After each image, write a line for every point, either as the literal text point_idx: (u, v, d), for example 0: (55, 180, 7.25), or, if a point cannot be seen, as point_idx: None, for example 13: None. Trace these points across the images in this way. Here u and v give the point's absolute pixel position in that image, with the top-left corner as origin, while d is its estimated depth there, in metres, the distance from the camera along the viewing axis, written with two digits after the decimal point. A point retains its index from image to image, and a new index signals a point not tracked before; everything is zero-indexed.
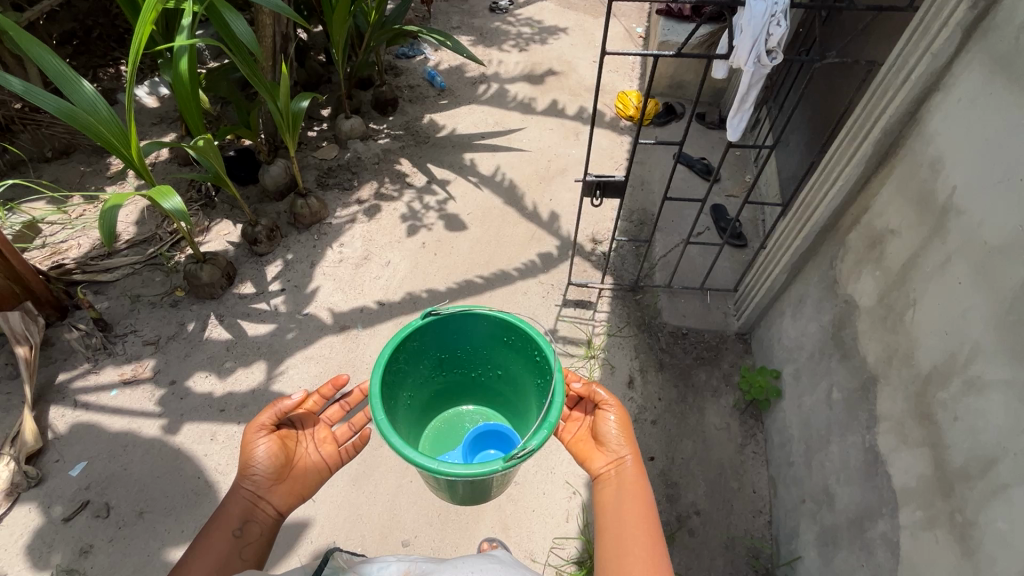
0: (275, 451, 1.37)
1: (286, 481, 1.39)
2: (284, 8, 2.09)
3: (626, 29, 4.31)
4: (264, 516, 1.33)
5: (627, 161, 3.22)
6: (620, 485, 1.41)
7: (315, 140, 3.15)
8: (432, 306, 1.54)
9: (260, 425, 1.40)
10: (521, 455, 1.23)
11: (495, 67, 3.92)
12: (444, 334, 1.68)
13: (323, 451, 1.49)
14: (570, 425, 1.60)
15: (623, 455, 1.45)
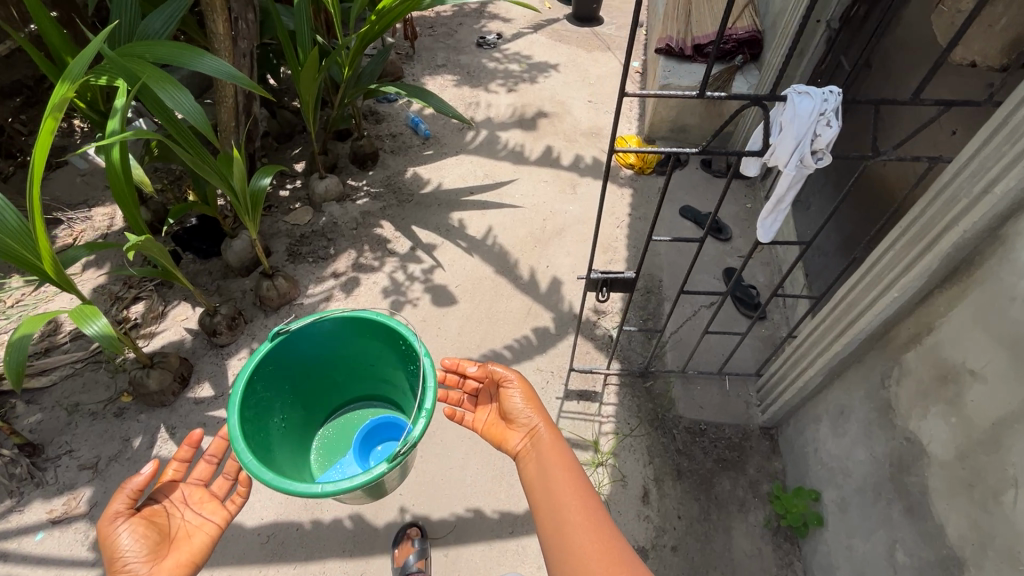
0: (141, 533, 1.17)
1: (169, 553, 1.19)
2: (238, 79, 1.81)
3: (621, 65, 4.08)
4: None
5: (629, 217, 2.96)
6: (539, 455, 1.44)
7: (288, 202, 2.88)
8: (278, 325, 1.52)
9: (115, 513, 1.18)
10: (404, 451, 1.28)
11: (483, 110, 3.67)
12: (301, 346, 1.67)
13: (204, 513, 1.30)
14: (480, 414, 1.61)
15: (534, 425, 1.48)
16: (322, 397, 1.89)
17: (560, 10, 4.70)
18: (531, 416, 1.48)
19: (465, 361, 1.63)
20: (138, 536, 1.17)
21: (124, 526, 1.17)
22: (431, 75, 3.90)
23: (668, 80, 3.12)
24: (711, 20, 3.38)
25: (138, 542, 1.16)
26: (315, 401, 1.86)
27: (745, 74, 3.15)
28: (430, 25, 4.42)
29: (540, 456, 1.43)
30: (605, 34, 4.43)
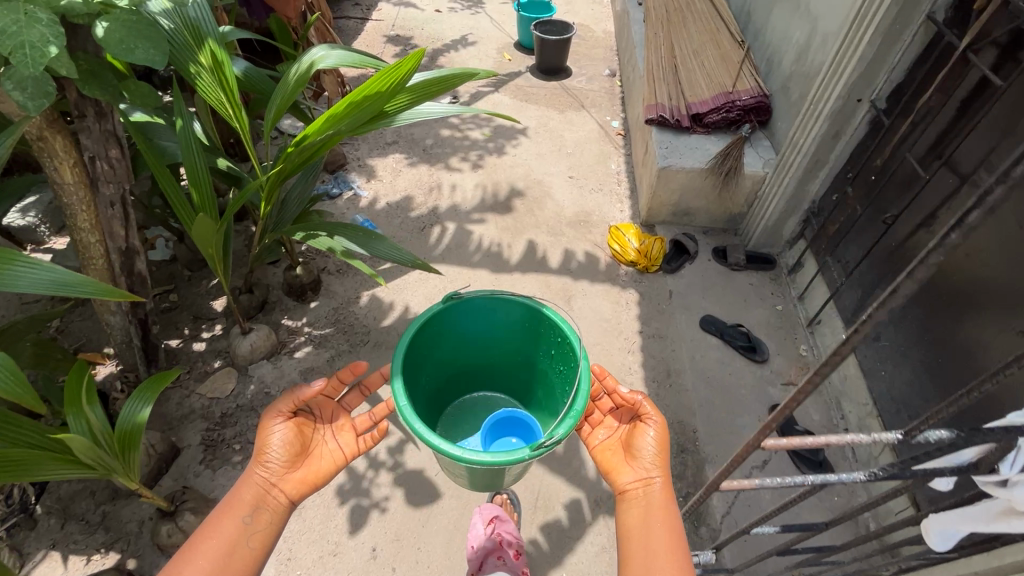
0: (290, 438, 1.30)
1: (299, 469, 1.31)
2: (76, 288, 1.18)
3: (600, 126, 3.56)
4: (276, 506, 1.26)
5: (641, 337, 2.40)
6: (647, 508, 1.31)
7: (204, 362, 2.20)
8: (454, 289, 1.43)
9: (278, 412, 1.32)
10: (549, 445, 1.17)
11: (446, 194, 3.03)
12: (466, 317, 1.56)
13: (340, 440, 1.40)
14: (598, 431, 1.48)
15: (652, 475, 1.35)
16: (470, 377, 1.78)
17: (521, 62, 4.19)
18: (656, 465, 1.34)
19: (615, 380, 1.48)
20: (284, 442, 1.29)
21: (280, 427, 1.30)
22: (380, 155, 3.28)
23: (669, 161, 2.61)
24: (704, 81, 2.91)
25: (283, 448, 1.29)
26: (461, 375, 1.74)
27: (755, 146, 2.66)
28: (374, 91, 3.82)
29: (647, 509, 1.30)
30: (575, 88, 3.92)
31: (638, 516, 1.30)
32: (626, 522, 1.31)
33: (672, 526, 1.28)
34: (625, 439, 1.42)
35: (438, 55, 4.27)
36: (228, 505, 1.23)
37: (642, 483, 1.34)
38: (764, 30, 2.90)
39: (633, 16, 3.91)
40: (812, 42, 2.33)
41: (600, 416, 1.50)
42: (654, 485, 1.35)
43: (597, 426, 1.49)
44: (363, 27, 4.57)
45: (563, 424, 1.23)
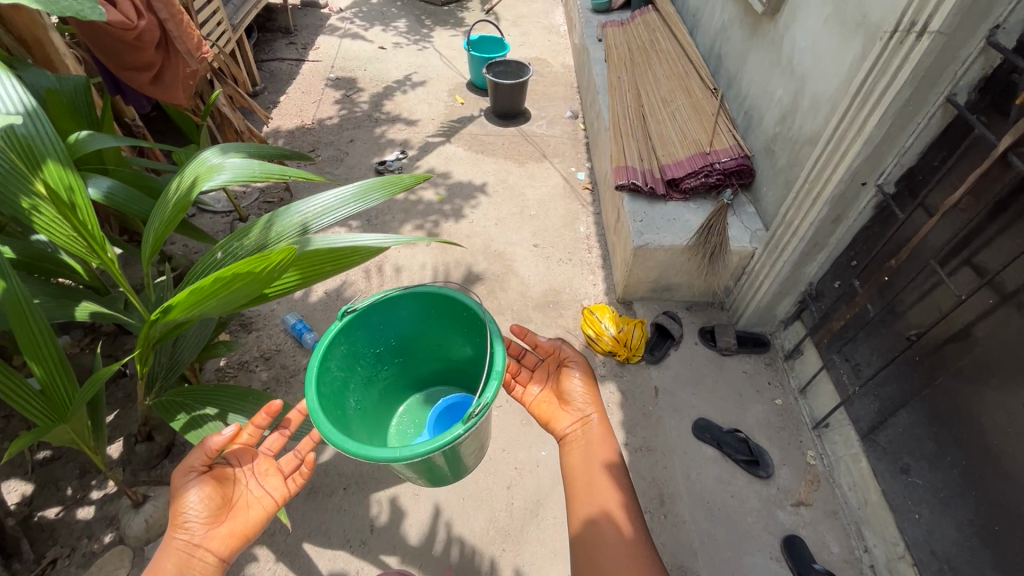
0: (209, 495, 1.27)
1: (225, 522, 1.30)
2: None
3: (565, 180, 3.23)
4: (204, 564, 1.25)
5: (628, 451, 2.06)
6: (587, 442, 1.65)
7: (91, 537, 1.75)
8: (347, 302, 1.60)
9: (191, 467, 1.29)
10: (478, 412, 1.35)
11: (392, 276, 2.64)
12: (372, 330, 1.74)
13: (267, 485, 1.40)
14: (533, 389, 1.78)
15: (587, 414, 1.68)
16: (390, 384, 1.97)
17: (475, 105, 3.83)
18: (586, 405, 1.67)
19: (533, 335, 1.78)
20: (205, 498, 1.27)
21: (195, 482, 1.27)
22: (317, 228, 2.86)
23: (645, 238, 2.28)
24: (678, 138, 2.62)
25: (204, 503, 1.27)
26: (382, 386, 1.92)
27: (739, 214, 2.37)
28: (311, 148, 3.40)
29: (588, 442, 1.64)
30: (535, 135, 3.59)
31: (581, 451, 1.64)
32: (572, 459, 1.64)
33: (609, 448, 1.63)
34: (557, 390, 1.73)
35: (383, 99, 3.86)
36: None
37: (580, 423, 1.68)
38: (738, 79, 2.63)
39: (593, 55, 3.61)
40: (801, 104, 2.04)
41: (528, 375, 1.79)
42: (591, 420, 1.67)
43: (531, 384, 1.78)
44: (299, 69, 4.12)
45: (489, 387, 1.42)
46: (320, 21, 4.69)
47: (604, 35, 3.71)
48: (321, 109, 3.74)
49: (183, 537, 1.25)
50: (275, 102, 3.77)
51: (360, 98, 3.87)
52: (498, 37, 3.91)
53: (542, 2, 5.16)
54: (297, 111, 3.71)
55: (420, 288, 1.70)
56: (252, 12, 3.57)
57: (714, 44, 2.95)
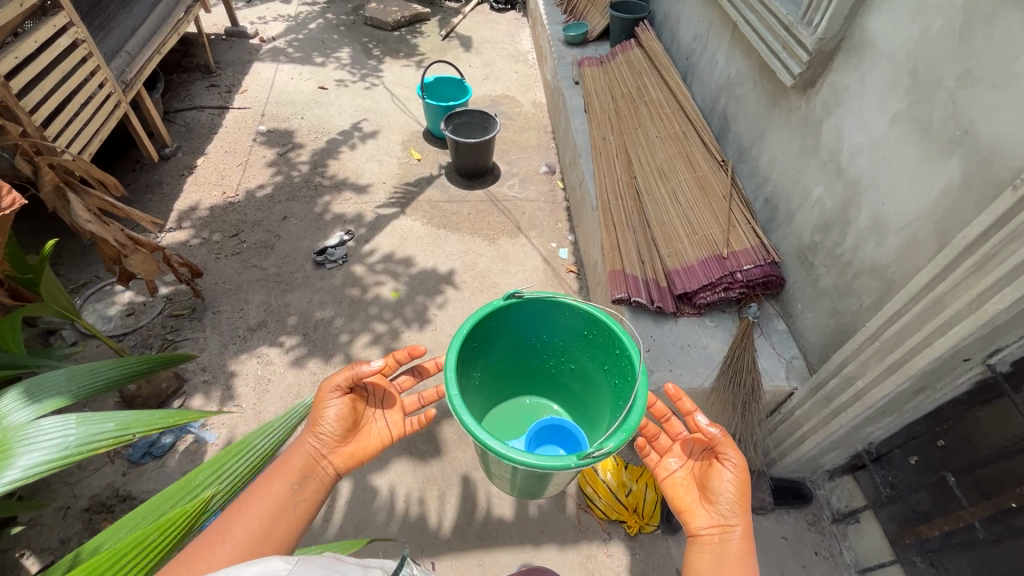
0: (343, 415, 1.33)
1: (348, 445, 1.36)
2: None
3: (545, 260, 2.71)
4: (322, 477, 1.32)
5: None
6: (721, 560, 1.19)
7: None
8: (517, 288, 1.52)
9: (335, 385, 1.33)
10: (597, 455, 1.20)
11: None
12: (529, 319, 1.67)
13: (389, 420, 1.44)
14: (671, 462, 1.35)
15: (731, 523, 1.21)
16: (521, 375, 1.94)
17: (434, 161, 3.25)
18: (734, 511, 1.21)
19: (692, 405, 1.33)
20: (341, 418, 1.33)
21: (336, 401, 1.32)
22: (241, 352, 2.27)
23: (657, 379, 1.81)
24: (685, 229, 2.13)
25: (337, 421, 1.33)
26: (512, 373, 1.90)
27: (768, 335, 1.90)
28: (234, 231, 2.77)
29: (722, 559, 1.18)
30: (507, 199, 3.06)
31: (710, 567, 1.18)
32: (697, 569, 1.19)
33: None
34: (700, 477, 1.29)
35: (325, 157, 3.26)
36: (279, 467, 1.28)
37: (718, 530, 1.21)
38: (753, 153, 2.15)
39: (569, 101, 3.09)
40: (855, 217, 1.57)
41: (668, 444, 1.35)
42: (732, 533, 1.21)
43: (667, 455, 1.35)
44: (222, 119, 3.47)
45: (617, 436, 1.26)
46: (248, 54, 4.01)
47: (581, 76, 3.18)
48: (249, 174, 3.11)
49: (310, 448, 1.32)
50: (191, 165, 3.12)
51: (298, 157, 3.26)
52: (458, 78, 3.34)
53: (506, 24, 4.59)
54: (219, 177, 3.07)
55: (585, 305, 1.54)
56: (150, 63, 2.94)
57: (717, 100, 2.46)
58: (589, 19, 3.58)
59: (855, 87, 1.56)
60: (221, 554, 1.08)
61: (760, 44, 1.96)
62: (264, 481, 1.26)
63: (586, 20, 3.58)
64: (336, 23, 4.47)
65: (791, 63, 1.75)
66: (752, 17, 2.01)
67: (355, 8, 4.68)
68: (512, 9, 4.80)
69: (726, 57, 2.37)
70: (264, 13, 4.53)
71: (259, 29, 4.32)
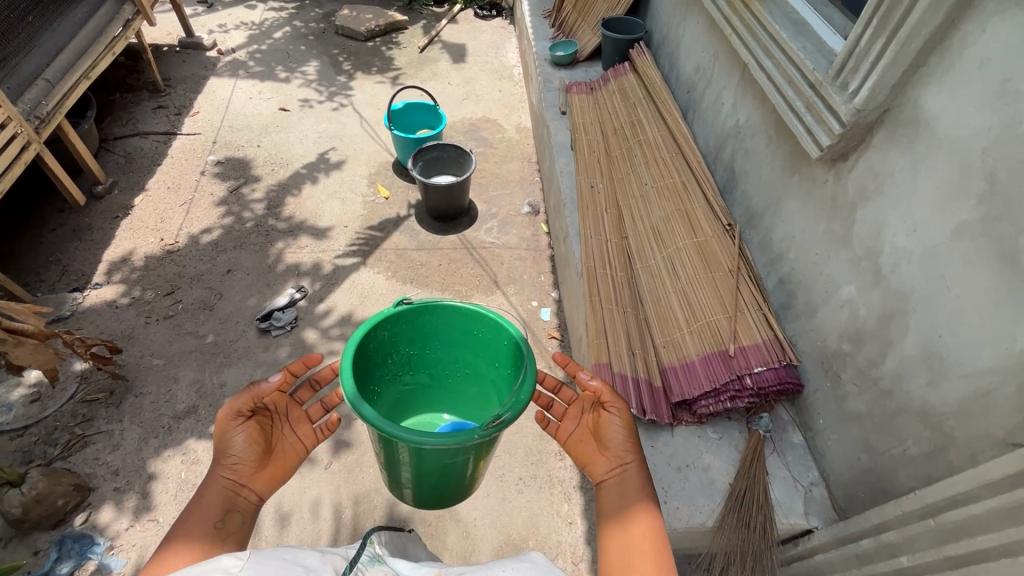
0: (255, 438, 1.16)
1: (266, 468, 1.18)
2: None
3: (523, 323, 2.38)
4: (248, 508, 1.13)
5: None
6: (624, 496, 1.13)
7: None
8: (402, 294, 1.38)
9: (233, 412, 1.16)
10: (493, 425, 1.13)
11: (270, 535, 1.76)
12: (416, 331, 1.49)
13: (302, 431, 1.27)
14: (567, 424, 1.31)
15: (628, 459, 1.18)
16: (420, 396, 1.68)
17: (404, 199, 2.90)
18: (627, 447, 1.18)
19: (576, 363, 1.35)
20: (250, 442, 1.16)
21: (238, 427, 1.16)
22: (165, 447, 1.94)
23: None
24: (683, 311, 1.81)
25: (247, 447, 1.15)
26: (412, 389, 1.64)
27: (782, 452, 1.58)
28: (170, 287, 2.43)
29: (627, 494, 1.13)
30: (485, 247, 2.72)
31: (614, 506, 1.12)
32: (605, 509, 1.13)
33: (651, 505, 1.11)
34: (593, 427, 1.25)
35: (282, 194, 2.90)
36: (191, 513, 1.06)
37: (617, 470, 1.17)
38: (765, 221, 1.82)
39: (555, 136, 2.73)
40: (899, 338, 1.25)
41: (563, 407, 1.33)
42: (631, 468, 1.17)
43: (564, 417, 1.32)
44: (168, 147, 3.10)
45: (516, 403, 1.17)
46: (203, 68, 3.62)
47: (568, 105, 2.83)
48: (194, 215, 2.75)
49: (225, 481, 1.12)
50: (128, 205, 2.76)
51: (251, 193, 2.89)
52: (431, 104, 2.97)
53: (491, 34, 4.21)
54: (158, 220, 2.72)
55: (478, 307, 1.39)
56: (76, 89, 2.60)
57: (722, 147, 2.12)
58: (579, 36, 3.21)
59: (903, 175, 1.22)
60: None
61: (776, 98, 1.62)
62: (176, 533, 1.03)
63: (576, 37, 3.21)
64: (304, 32, 4.08)
65: (816, 132, 1.42)
66: (767, 63, 1.66)
67: (326, 14, 4.28)
68: (498, 15, 4.41)
69: (733, 99, 2.02)
70: (226, 20, 4.13)
71: (218, 39, 3.92)
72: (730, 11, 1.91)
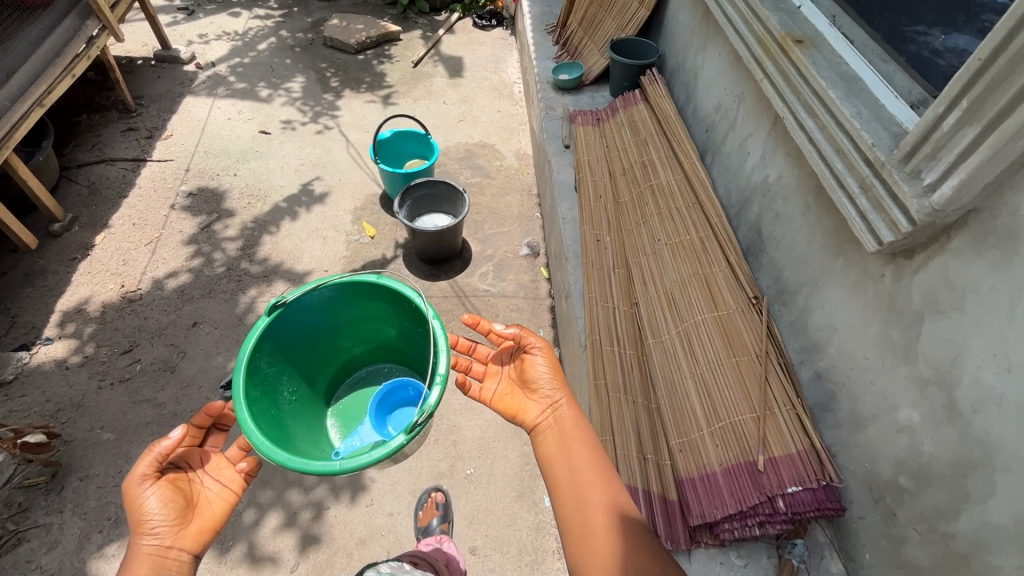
0: (173, 495, 1.09)
1: (193, 521, 1.11)
2: None
3: None
4: (180, 567, 1.06)
5: None
6: (562, 433, 1.30)
7: None
8: (274, 299, 1.39)
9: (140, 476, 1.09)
10: (423, 420, 1.22)
11: None
12: (306, 314, 1.56)
13: (226, 477, 1.21)
14: (487, 383, 1.42)
15: (557, 399, 1.35)
16: (336, 359, 1.81)
17: (391, 238, 2.66)
18: (554, 389, 1.34)
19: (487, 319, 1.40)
20: (165, 502, 1.09)
21: (150, 490, 1.08)
22: (110, 543, 1.70)
23: None
24: (702, 405, 1.56)
25: (163, 507, 1.08)
26: (320, 369, 1.76)
27: None
28: (128, 344, 2.19)
29: (564, 432, 1.30)
30: (479, 295, 2.48)
31: (556, 445, 1.29)
32: (549, 452, 1.29)
33: (586, 434, 1.31)
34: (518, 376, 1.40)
35: (258, 232, 2.66)
36: None
37: (550, 410, 1.33)
38: (800, 300, 1.57)
39: (556, 173, 2.48)
40: (981, 497, 1.00)
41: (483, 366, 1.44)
42: (562, 405, 1.34)
43: (486, 377, 1.43)
44: (136, 175, 2.84)
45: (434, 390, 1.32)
46: (179, 84, 3.36)
47: (573, 137, 2.56)
48: (160, 256, 2.51)
49: (148, 546, 1.05)
50: (88, 244, 2.52)
51: (224, 230, 2.65)
52: (422, 132, 2.72)
53: (491, 46, 3.94)
54: (120, 262, 2.47)
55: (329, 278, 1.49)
56: (27, 119, 2.35)
57: (747, 202, 1.86)
58: (584, 57, 2.94)
59: (995, 298, 0.97)
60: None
61: (820, 167, 1.36)
62: None
63: (582, 58, 2.94)
64: (290, 43, 3.81)
65: (874, 222, 1.16)
66: (808, 123, 1.40)
67: (315, 23, 4.01)
68: (498, 25, 4.13)
69: (762, 151, 1.76)
70: (206, 29, 3.86)
71: (197, 51, 3.66)
72: (761, 51, 1.64)
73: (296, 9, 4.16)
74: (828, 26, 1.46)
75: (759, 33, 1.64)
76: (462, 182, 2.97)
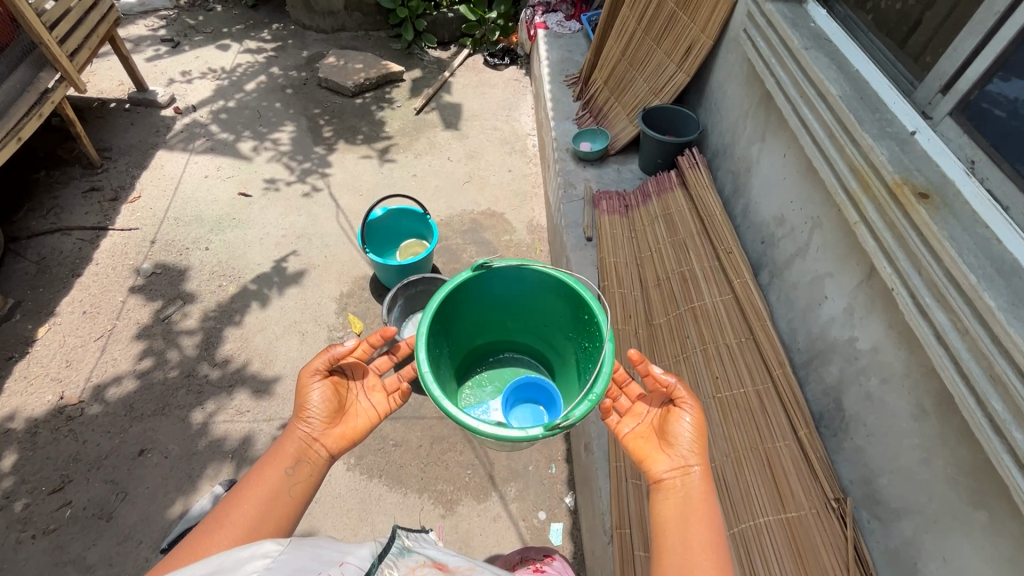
0: (329, 396, 1.18)
1: (338, 425, 1.19)
2: None
3: None
4: (318, 461, 1.14)
5: None
6: (687, 504, 1.03)
7: None
8: (485, 260, 1.38)
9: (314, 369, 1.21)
10: (565, 425, 1.10)
11: None
12: (497, 284, 1.53)
13: (374, 398, 1.26)
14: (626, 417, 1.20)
15: (692, 463, 1.08)
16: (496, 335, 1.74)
17: None
18: (693, 446, 1.08)
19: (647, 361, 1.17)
20: (325, 400, 1.19)
21: (317, 385, 1.19)
22: None
23: None
24: None
25: (324, 404, 1.18)
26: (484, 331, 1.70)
27: None
28: (60, 479, 1.84)
29: (687, 503, 1.02)
30: None
31: (676, 513, 1.02)
32: (664, 518, 1.03)
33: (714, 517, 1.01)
34: (658, 423, 1.15)
35: (227, 324, 2.30)
36: (269, 458, 1.11)
37: (679, 473, 1.06)
38: (903, 528, 1.18)
39: (576, 273, 2.10)
40: None
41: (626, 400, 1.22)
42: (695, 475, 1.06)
43: (625, 414, 1.20)
44: (92, 248, 2.49)
45: (585, 401, 1.16)
46: (153, 133, 3.01)
47: (596, 228, 2.17)
48: (109, 356, 2.16)
49: (301, 432, 1.15)
50: (27, 339, 2.17)
51: (184, 321, 2.30)
52: (419, 210, 2.34)
53: (503, 88, 3.55)
54: (63, 363, 2.12)
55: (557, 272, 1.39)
56: None
57: (820, 356, 1.47)
58: (610, 121, 2.56)
59: None
60: (226, 535, 0.95)
61: (957, 388, 0.97)
62: (255, 473, 1.08)
63: (607, 122, 2.57)
64: (281, 83, 3.45)
65: None
66: (938, 317, 1.02)
67: (310, 59, 3.65)
68: (512, 63, 3.74)
69: (845, 303, 1.37)
70: (191, 65, 3.51)
71: (177, 91, 3.31)
72: (857, 185, 1.25)
73: (291, 42, 3.80)
74: (963, 176, 1.08)
75: (855, 162, 1.25)
76: (466, 261, 2.59)
